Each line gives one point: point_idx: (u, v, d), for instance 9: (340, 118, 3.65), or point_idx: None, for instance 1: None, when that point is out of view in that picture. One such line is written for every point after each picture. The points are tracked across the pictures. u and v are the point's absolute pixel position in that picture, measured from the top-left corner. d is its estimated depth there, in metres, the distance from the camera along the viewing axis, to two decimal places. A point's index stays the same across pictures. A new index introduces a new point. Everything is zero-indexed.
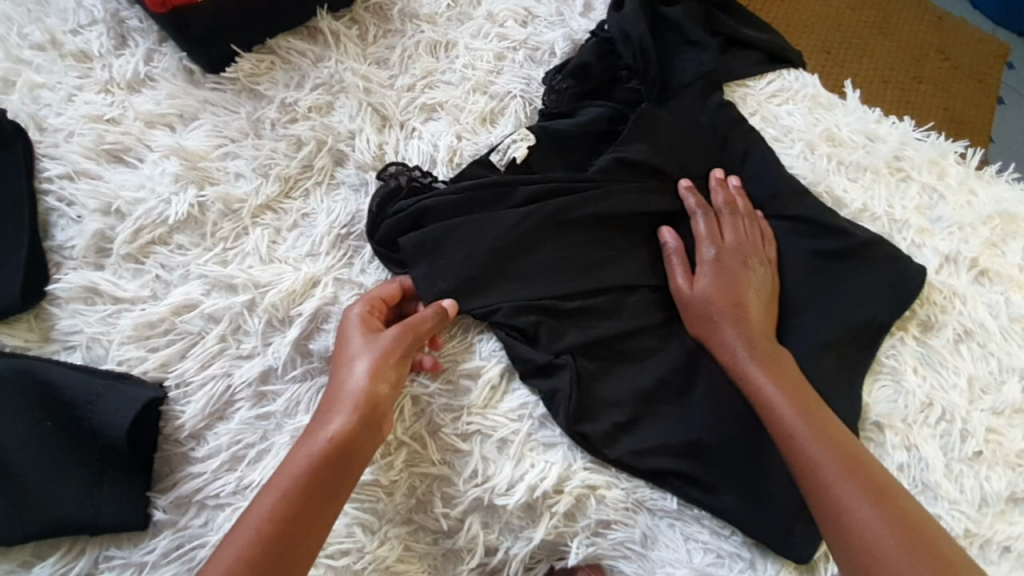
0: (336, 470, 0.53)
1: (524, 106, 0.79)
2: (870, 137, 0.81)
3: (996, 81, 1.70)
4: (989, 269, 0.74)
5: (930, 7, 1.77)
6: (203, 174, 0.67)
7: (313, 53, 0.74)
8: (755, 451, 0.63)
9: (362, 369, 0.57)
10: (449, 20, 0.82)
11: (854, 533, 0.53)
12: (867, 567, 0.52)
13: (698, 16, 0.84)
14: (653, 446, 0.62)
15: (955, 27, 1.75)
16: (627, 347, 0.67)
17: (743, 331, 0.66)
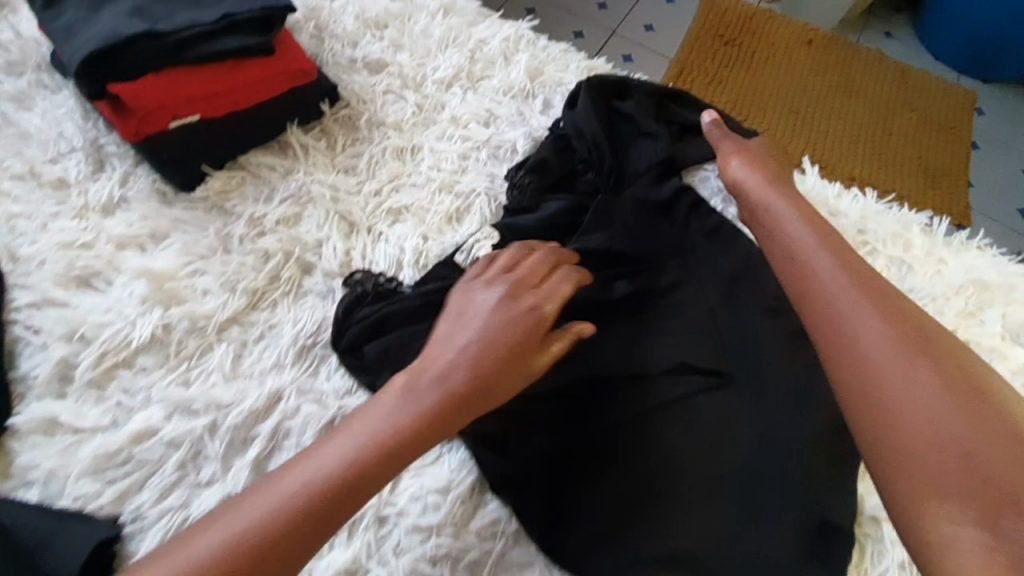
0: (368, 461, 0.51)
1: (489, 203, 0.81)
2: (832, 212, 0.82)
3: (965, 129, 1.75)
4: (968, 341, 0.73)
5: (892, 64, 1.85)
6: (170, 294, 0.68)
7: (282, 167, 0.77)
8: (744, 553, 0.60)
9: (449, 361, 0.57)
10: (415, 126, 0.86)
11: (891, 399, 0.48)
12: (904, 439, 0.46)
13: (649, 109, 0.89)
14: (633, 558, 0.60)
15: (918, 80, 1.82)
16: (603, 449, 0.65)
17: (815, 237, 0.63)
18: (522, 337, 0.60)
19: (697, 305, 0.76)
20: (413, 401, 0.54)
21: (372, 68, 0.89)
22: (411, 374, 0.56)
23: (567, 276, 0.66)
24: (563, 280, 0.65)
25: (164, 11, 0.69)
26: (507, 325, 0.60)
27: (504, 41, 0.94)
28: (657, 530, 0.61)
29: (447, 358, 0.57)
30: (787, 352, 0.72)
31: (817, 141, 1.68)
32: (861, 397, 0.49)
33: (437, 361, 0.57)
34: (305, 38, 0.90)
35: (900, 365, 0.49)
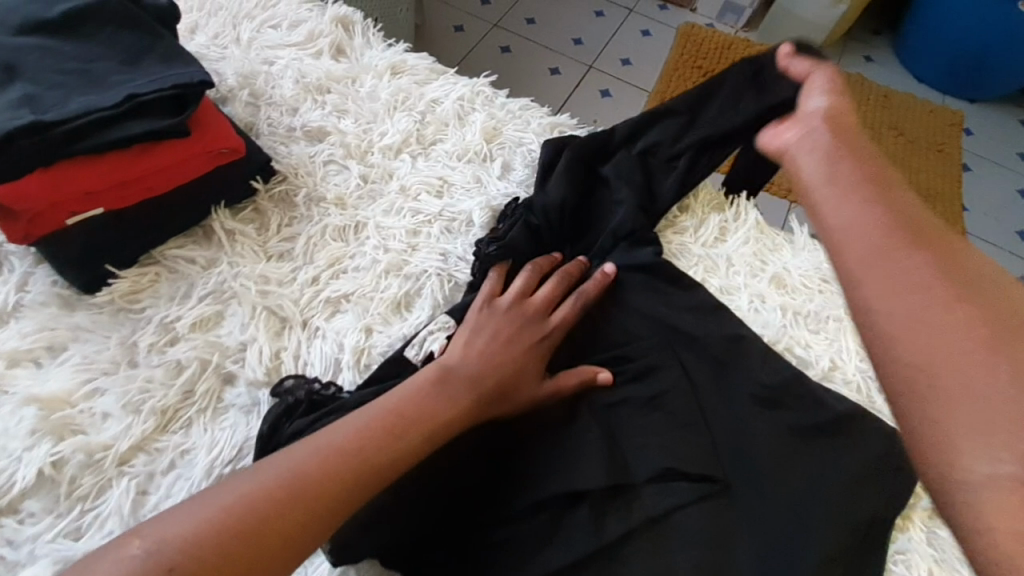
0: (378, 447, 0.50)
1: (442, 284, 0.72)
2: (825, 279, 0.74)
3: (956, 150, 1.69)
4: None
5: (877, 85, 1.78)
6: (63, 422, 0.58)
7: (204, 258, 0.69)
8: None
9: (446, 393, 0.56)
10: (359, 200, 0.77)
11: (928, 335, 0.38)
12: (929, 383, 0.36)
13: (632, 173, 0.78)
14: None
15: (905, 102, 1.76)
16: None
17: (840, 168, 0.51)
18: (527, 345, 0.62)
19: (682, 395, 0.65)
20: (445, 395, 0.56)
21: (313, 136, 0.81)
22: (440, 369, 0.58)
23: (577, 291, 0.68)
24: (574, 297, 0.67)
25: (59, 97, 0.61)
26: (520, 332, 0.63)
27: (458, 100, 0.86)
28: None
29: (476, 357, 0.60)
30: (786, 452, 0.61)
31: None
32: (879, 324, 0.40)
33: (466, 364, 0.59)
34: (237, 106, 0.81)
35: (901, 283, 0.40)
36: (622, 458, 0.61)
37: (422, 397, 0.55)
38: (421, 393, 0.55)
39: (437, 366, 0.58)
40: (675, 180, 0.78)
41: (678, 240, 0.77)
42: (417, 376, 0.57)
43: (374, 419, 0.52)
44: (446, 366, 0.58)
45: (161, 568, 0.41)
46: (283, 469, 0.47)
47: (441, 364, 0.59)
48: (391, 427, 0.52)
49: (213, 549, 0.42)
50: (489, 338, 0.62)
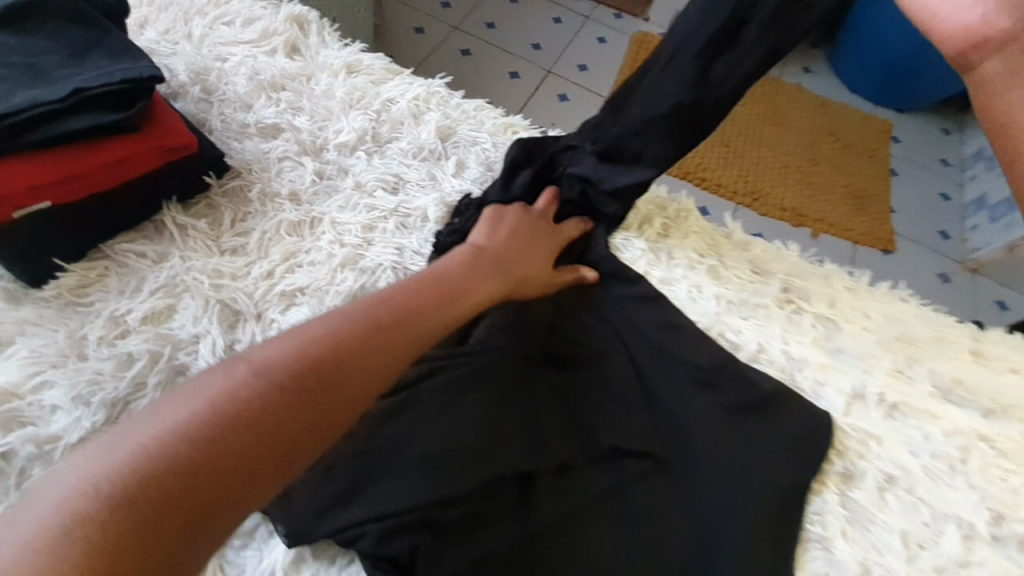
0: (433, 303, 0.59)
1: (396, 277, 0.74)
2: (755, 270, 0.80)
3: (886, 156, 1.83)
4: (900, 402, 0.71)
5: (814, 95, 1.90)
6: (11, 414, 0.58)
7: (155, 252, 0.69)
8: None
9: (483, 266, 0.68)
10: (314, 196, 0.79)
11: None
12: None
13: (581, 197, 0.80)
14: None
15: (839, 111, 1.89)
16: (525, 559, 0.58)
17: None
18: (541, 242, 0.75)
19: (626, 379, 0.70)
20: (480, 268, 0.67)
21: (267, 132, 0.82)
22: (469, 259, 0.68)
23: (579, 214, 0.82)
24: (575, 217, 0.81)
25: (2, 91, 0.61)
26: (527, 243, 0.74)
27: (413, 100, 0.89)
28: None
29: (503, 243, 0.72)
30: (719, 428, 0.67)
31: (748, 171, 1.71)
32: None
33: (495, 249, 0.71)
34: (188, 102, 0.81)
35: None
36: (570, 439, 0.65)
37: (458, 274, 0.65)
38: (459, 271, 0.65)
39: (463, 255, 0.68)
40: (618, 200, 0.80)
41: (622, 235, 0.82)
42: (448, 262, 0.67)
43: (422, 284, 0.60)
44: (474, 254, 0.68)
45: (268, 375, 0.46)
46: (351, 312, 0.54)
47: (467, 255, 0.68)
48: (440, 289, 0.61)
49: (313, 361, 0.48)
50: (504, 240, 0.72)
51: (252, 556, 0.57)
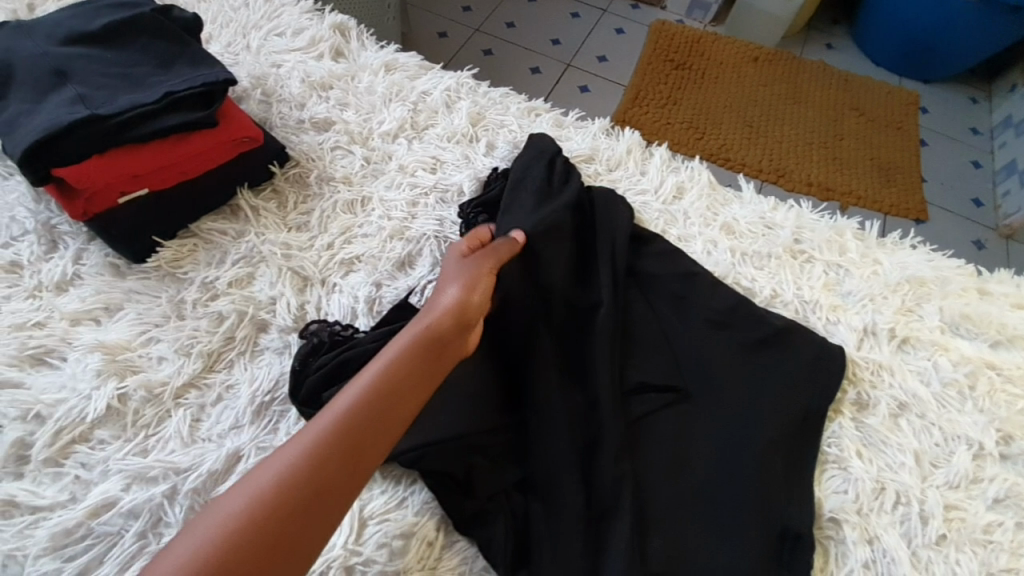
0: (366, 420, 0.52)
1: (440, 245, 0.83)
2: (767, 226, 0.87)
3: (913, 126, 1.79)
4: (909, 336, 0.77)
5: (833, 69, 1.90)
6: (125, 364, 0.69)
7: (234, 230, 0.81)
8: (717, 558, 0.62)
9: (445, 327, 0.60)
10: (364, 178, 0.89)
11: None
12: None
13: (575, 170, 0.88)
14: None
15: (860, 83, 1.88)
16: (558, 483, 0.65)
17: None
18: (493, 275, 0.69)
19: (648, 324, 0.77)
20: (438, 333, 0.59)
21: (319, 126, 0.93)
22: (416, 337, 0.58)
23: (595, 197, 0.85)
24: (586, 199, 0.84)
25: (107, 96, 0.72)
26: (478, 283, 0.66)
27: (445, 91, 0.99)
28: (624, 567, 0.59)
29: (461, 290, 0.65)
30: (734, 362, 0.74)
31: (770, 147, 1.70)
32: None
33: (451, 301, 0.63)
34: (252, 104, 0.93)
35: None
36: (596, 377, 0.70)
37: (407, 365, 0.56)
38: (398, 357, 0.56)
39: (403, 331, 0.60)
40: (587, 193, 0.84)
41: (640, 198, 0.89)
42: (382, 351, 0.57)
43: (353, 398, 0.53)
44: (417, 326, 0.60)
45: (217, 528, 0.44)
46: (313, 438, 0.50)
47: (410, 332, 0.59)
48: (389, 390, 0.54)
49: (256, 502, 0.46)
50: (445, 296, 0.64)
51: None
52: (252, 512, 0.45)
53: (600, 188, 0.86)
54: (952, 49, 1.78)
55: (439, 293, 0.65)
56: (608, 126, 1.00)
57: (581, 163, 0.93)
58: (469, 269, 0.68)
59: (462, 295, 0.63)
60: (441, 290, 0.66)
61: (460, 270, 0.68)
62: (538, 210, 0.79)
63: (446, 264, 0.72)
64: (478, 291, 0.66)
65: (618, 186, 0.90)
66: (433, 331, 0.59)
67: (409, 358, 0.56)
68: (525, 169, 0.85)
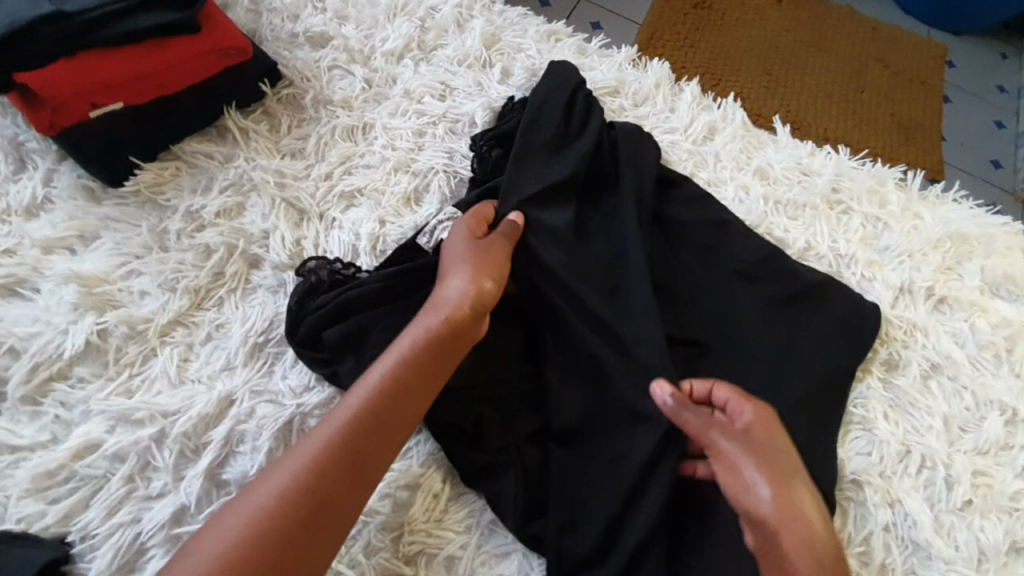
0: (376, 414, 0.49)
1: (448, 180, 0.76)
2: (804, 172, 0.80)
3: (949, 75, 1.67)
4: (947, 296, 0.72)
5: None
6: (105, 298, 0.63)
7: (221, 154, 0.73)
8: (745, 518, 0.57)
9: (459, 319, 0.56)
10: (365, 102, 0.80)
11: None
12: None
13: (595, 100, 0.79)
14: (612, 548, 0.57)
15: None
16: (578, 433, 0.62)
17: None
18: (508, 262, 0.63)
19: (673, 273, 0.71)
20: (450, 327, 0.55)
21: (315, 42, 0.83)
22: (422, 334, 0.54)
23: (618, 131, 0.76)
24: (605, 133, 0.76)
25: None
26: (490, 273, 0.60)
27: (456, 7, 0.88)
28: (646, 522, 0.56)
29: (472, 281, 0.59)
30: (764, 318, 0.68)
31: None
32: None
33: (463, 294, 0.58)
34: (239, 12, 0.82)
35: None
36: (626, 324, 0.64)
37: (419, 363, 0.52)
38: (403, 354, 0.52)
39: (408, 329, 0.55)
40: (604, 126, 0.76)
41: (668, 137, 0.82)
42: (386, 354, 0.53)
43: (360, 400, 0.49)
44: (420, 322, 0.55)
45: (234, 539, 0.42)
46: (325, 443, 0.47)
47: (414, 329, 0.55)
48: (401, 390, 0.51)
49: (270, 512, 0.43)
50: (454, 287, 0.58)
51: None
52: (268, 524, 0.43)
53: (624, 124, 0.78)
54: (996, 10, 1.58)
55: (447, 281, 0.59)
56: (634, 56, 0.91)
57: (605, 95, 0.84)
58: (479, 254, 0.62)
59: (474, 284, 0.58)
60: (445, 280, 0.60)
61: (474, 255, 0.62)
62: (554, 151, 0.73)
63: (451, 242, 0.64)
64: (487, 279, 0.60)
65: (645, 123, 0.82)
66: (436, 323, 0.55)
67: (418, 357, 0.53)
68: (543, 97, 0.76)
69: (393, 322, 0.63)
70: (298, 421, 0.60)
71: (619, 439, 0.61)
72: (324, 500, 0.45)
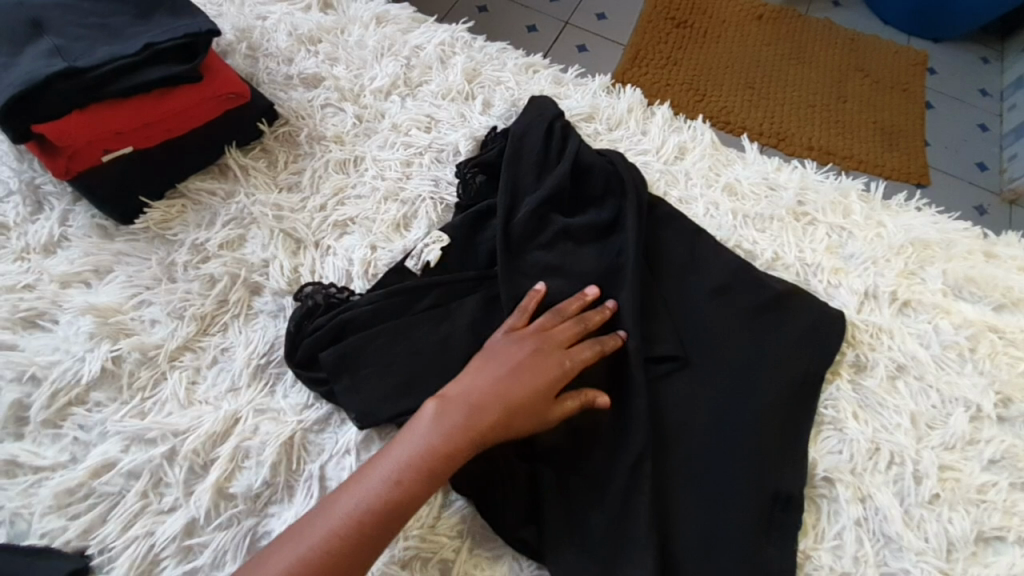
0: (423, 475, 0.54)
1: (435, 206, 0.81)
2: (771, 186, 0.85)
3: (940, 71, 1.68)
4: (911, 299, 0.76)
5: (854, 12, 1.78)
6: (118, 327, 0.68)
7: (223, 191, 0.79)
8: (719, 514, 0.63)
9: (516, 397, 0.60)
10: (356, 137, 0.86)
11: None
12: None
13: (571, 127, 0.84)
14: (613, 559, 0.61)
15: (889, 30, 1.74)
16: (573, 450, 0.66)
17: None
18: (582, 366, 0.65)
19: (651, 285, 0.74)
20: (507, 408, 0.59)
21: (309, 83, 0.89)
22: (470, 424, 0.57)
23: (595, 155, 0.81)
24: (584, 156, 0.81)
25: (84, 48, 0.69)
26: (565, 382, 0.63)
27: (439, 45, 0.94)
28: (643, 535, 0.60)
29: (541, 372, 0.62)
30: (737, 326, 0.72)
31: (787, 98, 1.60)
32: None
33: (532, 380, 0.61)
34: (237, 59, 0.89)
35: None
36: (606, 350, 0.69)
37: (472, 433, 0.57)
38: (449, 430, 0.56)
39: (453, 410, 0.58)
40: (581, 150, 0.81)
41: (641, 159, 0.87)
42: (420, 421, 0.57)
43: (402, 459, 0.55)
44: (472, 408, 0.58)
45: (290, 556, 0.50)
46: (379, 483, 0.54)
47: (462, 410, 0.58)
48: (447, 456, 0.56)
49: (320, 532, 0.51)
50: (512, 389, 0.60)
51: (329, 439, 0.66)
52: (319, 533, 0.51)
53: (601, 150, 0.84)
54: (972, 10, 1.62)
55: (523, 356, 0.63)
56: (609, 83, 0.97)
57: (581, 121, 0.90)
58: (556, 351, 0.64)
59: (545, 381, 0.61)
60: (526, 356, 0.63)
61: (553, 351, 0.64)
62: (530, 179, 0.78)
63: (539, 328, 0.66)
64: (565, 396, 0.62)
65: (619, 146, 0.88)
66: (487, 413, 0.58)
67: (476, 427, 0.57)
68: (522, 128, 0.81)
69: (386, 344, 0.68)
70: (299, 437, 0.65)
71: (610, 454, 0.64)
72: (382, 530, 0.52)
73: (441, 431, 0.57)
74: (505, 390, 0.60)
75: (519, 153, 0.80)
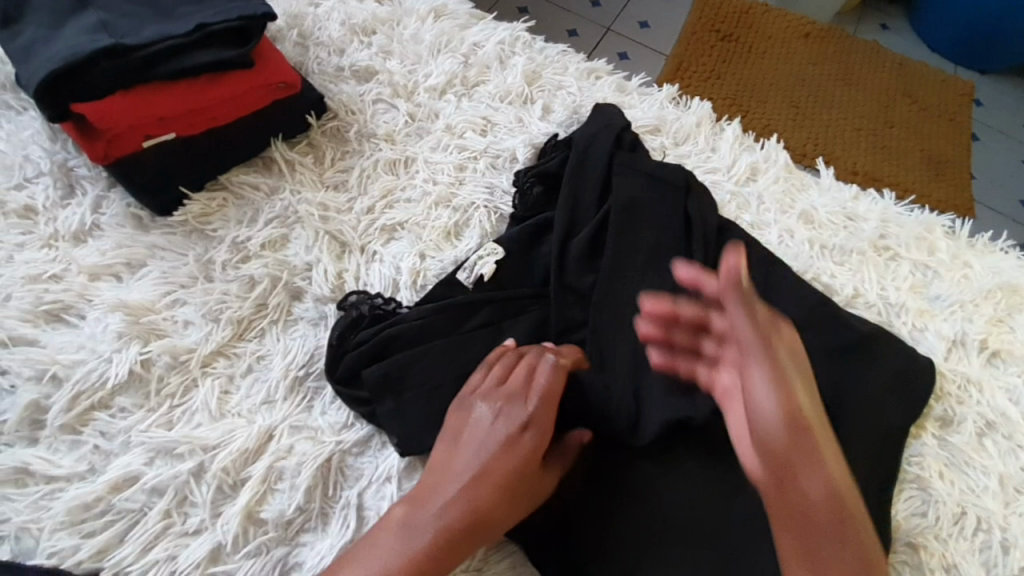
0: None
1: (489, 216, 0.76)
2: (849, 216, 0.79)
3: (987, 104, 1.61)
4: (1001, 349, 0.70)
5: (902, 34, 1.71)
6: (149, 327, 0.63)
7: (268, 185, 0.74)
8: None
9: (483, 468, 0.53)
10: (407, 136, 0.81)
11: None
12: None
13: (638, 142, 0.79)
14: None
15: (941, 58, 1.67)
16: (634, 498, 0.59)
17: None
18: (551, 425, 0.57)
19: None
20: (476, 490, 0.52)
21: (360, 76, 0.84)
22: (443, 529, 0.50)
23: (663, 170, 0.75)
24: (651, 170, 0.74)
25: (132, 24, 0.64)
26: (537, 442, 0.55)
27: (499, 44, 0.89)
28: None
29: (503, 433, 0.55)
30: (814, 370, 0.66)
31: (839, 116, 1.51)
32: None
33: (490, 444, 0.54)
34: (287, 46, 0.85)
35: None
36: (672, 391, 0.62)
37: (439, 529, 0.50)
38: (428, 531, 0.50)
39: (423, 519, 0.51)
40: (651, 166, 0.75)
41: (709, 178, 0.81)
42: (382, 534, 0.50)
43: None
44: (446, 508, 0.51)
45: None
46: None
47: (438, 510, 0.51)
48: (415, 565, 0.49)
49: None
50: (477, 475, 0.53)
51: (369, 463, 0.60)
52: None
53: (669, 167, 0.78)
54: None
55: (482, 415, 0.56)
56: (674, 94, 0.91)
57: (646, 134, 0.84)
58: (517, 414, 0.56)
59: (513, 449, 0.54)
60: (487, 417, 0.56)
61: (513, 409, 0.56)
62: (594, 196, 0.73)
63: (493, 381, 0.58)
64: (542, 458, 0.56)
65: (686, 163, 0.82)
66: (455, 514, 0.51)
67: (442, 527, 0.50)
68: (587, 138, 0.76)
69: (433, 365, 0.62)
70: (337, 460, 0.60)
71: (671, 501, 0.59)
72: None
73: (401, 535, 0.50)
74: (465, 460, 0.54)
75: (581, 167, 0.74)
